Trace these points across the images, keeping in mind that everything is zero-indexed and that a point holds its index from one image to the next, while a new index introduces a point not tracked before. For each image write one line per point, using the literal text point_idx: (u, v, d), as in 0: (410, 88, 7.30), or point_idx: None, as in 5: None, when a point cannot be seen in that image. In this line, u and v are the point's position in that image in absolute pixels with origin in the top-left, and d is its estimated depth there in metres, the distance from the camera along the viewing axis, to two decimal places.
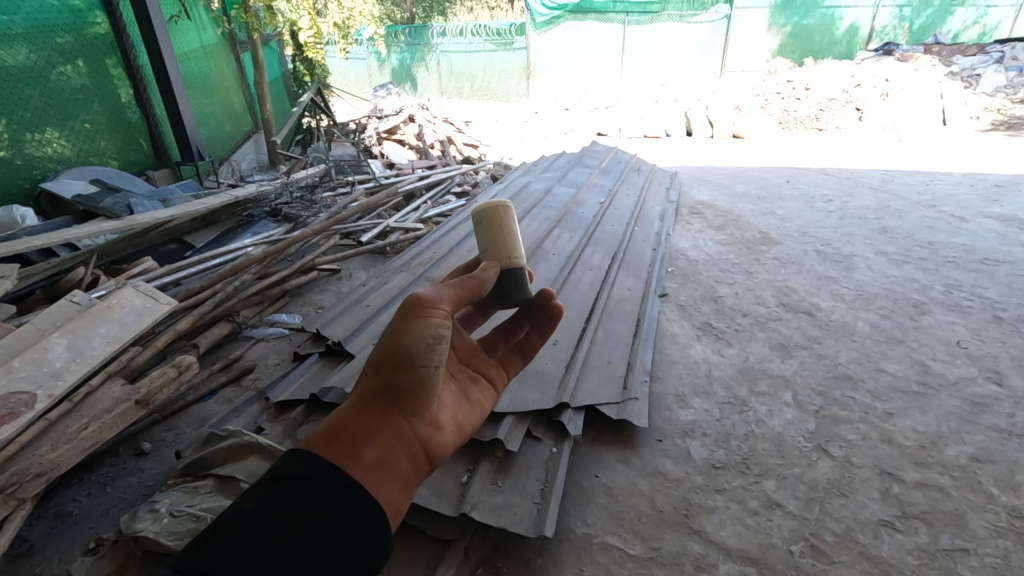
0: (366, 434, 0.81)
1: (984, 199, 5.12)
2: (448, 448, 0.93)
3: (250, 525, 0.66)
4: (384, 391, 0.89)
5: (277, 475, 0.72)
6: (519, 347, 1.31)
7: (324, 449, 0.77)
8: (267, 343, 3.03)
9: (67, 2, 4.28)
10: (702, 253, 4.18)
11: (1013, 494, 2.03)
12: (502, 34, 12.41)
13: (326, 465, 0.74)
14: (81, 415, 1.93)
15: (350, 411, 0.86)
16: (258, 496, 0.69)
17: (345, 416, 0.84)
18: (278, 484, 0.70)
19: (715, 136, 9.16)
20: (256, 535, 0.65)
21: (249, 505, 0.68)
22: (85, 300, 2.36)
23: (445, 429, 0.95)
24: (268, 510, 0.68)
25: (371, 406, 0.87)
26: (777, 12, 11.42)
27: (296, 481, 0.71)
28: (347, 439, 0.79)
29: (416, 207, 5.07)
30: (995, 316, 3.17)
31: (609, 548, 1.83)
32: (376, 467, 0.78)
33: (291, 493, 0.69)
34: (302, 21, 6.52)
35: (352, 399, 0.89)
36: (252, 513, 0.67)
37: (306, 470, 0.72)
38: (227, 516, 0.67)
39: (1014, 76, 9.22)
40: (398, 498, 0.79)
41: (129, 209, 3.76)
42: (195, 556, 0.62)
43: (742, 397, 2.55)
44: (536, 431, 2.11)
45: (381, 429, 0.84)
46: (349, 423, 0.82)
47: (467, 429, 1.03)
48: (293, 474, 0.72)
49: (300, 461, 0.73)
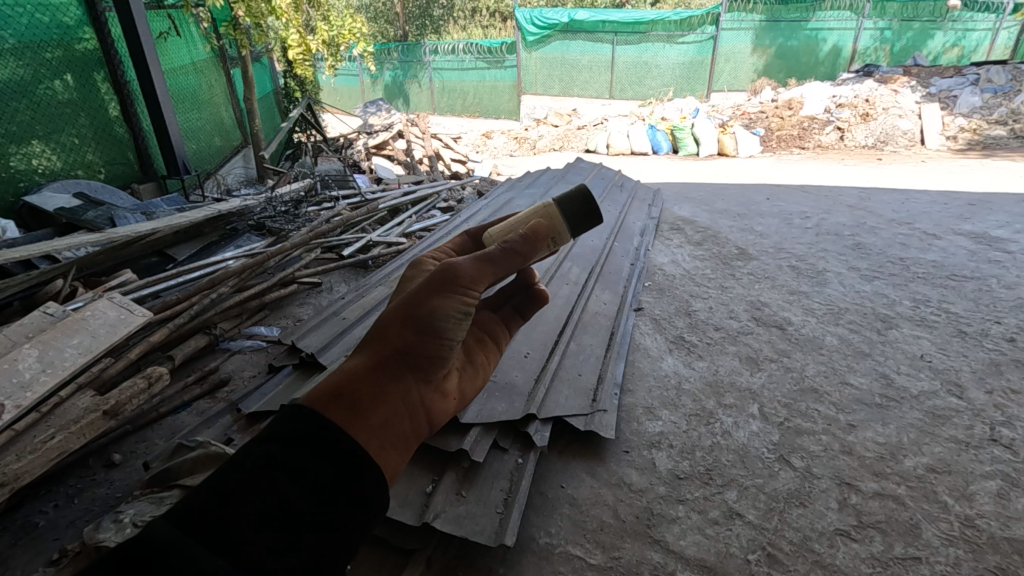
0: (373, 398, 0.81)
1: (957, 217, 5.24)
2: (447, 412, 0.94)
3: (251, 484, 0.68)
4: (403, 353, 0.88)
5: (278, 431, 0.72)
6: (516, 304, 1.27)
7: (329, 411, 0.76)
8: (243, 355, 3.05)
9: (57, 19, 4.35)
10: (679, 268, 4.25)
11: (967, 503, 2.08)
12: (493, 52, 12.53)
13: (329, 427, 0.74)
14: (48, 425, 1.93)
15: (362, 370, 0.84)
16: (257, 453, 0.70)
17: (354, 374, 0.83)
18: (282, 443, 0.71)
19: (700, 153, 9.32)
20: (255, 498, 0.67)
21: (251, 461, 0.69)
22: (60, 312, 2.38)
23: (449, 396, 0.95)
24: (268, 467, 0.69)
25: (386, 365, 0.86)
26: (762, 34, 11.79)
27: (296, 442, 0.72)
28: (353, 401, 0.79)
29: (400, 221, 5.12)
30: (959, 330, 3.24)
31: (570, 558, 1.86)
32: (381, 432, 0.79)
33: (293, 454, 0.71)
34: (292, 37, 6.55)
35: (365, 356, 0.87)
36: (252, 471, 0.69)
37: (309, 430, 0.73)
38: (227, 472, 0.69)
39: (989, 97, 9.52)
40: (395, 461, 0.81)
41: (111, 222, 3.78)
42: (204, 512, 0.65)
43: (709, 409, 2.60)
44: (502, 441, 2.14)
45: (390, 393, 0.83)
46: (358, 381, 0.82)
47: (470, 397, 1.04)
48: (295, 434, 0.72)
49: (303, 420, 0.74)
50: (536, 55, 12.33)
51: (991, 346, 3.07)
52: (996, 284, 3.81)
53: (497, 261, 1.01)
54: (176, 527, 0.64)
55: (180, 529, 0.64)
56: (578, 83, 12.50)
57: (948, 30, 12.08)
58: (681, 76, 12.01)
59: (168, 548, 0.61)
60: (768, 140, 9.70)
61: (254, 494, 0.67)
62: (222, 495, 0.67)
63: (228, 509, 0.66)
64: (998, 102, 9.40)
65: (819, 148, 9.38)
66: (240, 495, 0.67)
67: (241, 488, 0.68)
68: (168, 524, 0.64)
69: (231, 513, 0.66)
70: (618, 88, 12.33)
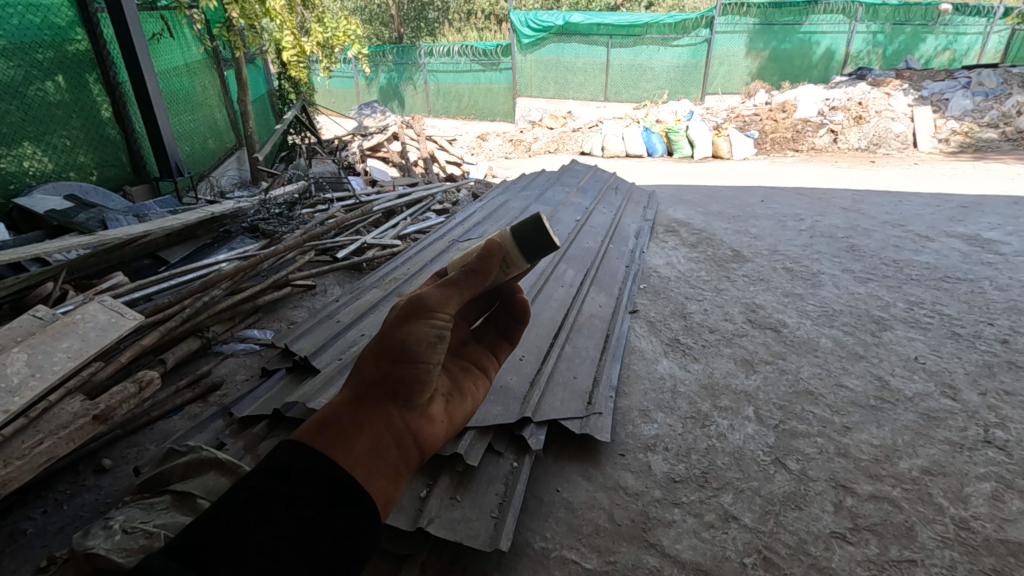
0: (357, 425, 0.80)
1: (950, 219, 5.26)
2: (437, 439, 0.92)
3: (248, 514, 0.71)
4: (381, 381, 0.87)
5: (269, 463, 0.74)
6: (499, 328, 1.28)
7: (316, 442, 0.77)
8: (236, 359, 3.03)
9: (48, 20, 4.31)
10: (674, 270, 4.25)
11: (961, 505, 2.08)
12: (488, 55, 12.36)
13: (317, 457, 0.75)
14: (36, 430, 1.89)
15: (344, 403, 0.84)
16: (250, 485, 0.73)
17: (336, 408, 0.83)
18: (272, 475, 0.73)
19: (694, 155, 9.35)
20: (251, 527, 0.70)
21: (244, 494, 0.72)
22: (49, 315, 2.35)
23: (437, 421, 0.94)
24: (261, 499, 0.71)
25: (365, 395, 0.85)
26: (756, 37, 11.91)
27: (286, 472, 0.73)
28: (337, 431, 0.79)
29: (395, 223, 5.10)
30: (953, 332, 3.25)
31: (565, 562, 1.85)
32: (367, 457, 0.78)
33: (283, 485, 0.72)
34: (286, 39, 6.52)
35: (347, 389, 0.87)
36: (245, 503, 0.71)
37: (301, 463, 0.74)
38: (224, 502, 0.72)
39: (980, 100, 9.59)
40: (387, 487, 0.79)
41: (103, 225, 3.71)
42: (203, 544, 0.69)
43: (705, 411, 2.60)
44: (497, 445, 2.13)
45: (374, 421, 0.82)
46: (341, 414, 0.81)
47: (459, 423, 1.01)
48: (287, 467, 0.74)
49: (293, 453, 0.75)
50: (531, 57, 12.27)
51: (984, 348, 3.08)
52: (989, 286, 3.83)
53: (461, 282, 0.98)
54: (173, 559, 0.67)
55: (179, 561, 0.67)
56: (573, 85, 12.56)
57: (939, 34, 12.25)
58: (676, 79, 12.05)
59: None
60: (762, 142, 9.74)
61: (250, 528, 0.70)
62: (222, 528, 0.70)
63: (224, 544, 0.69)
64: (990, 105, 9.47)
65: (813, 150, 9.41)
66: (234, 529, 0.70)
67: (238, 519, 0.71)
68: (167, 557, 0.67)
69: (225, 546, 0.69)
70: (613, 91, 12.38)
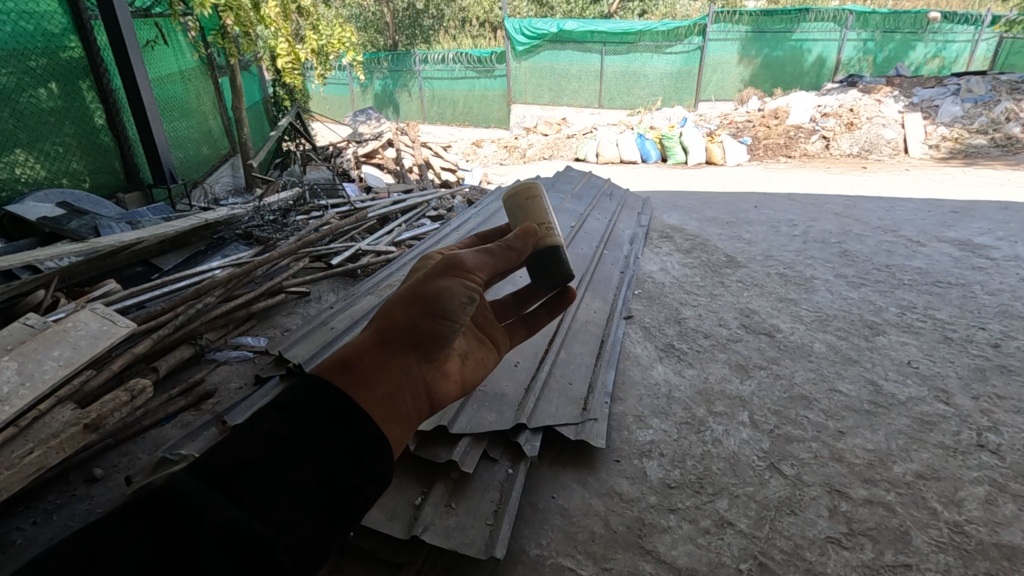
0: (377, 371, 0.87)
1: (941, 224, 5.31)
2: (446, 394, 1.01)
3: (273, 444, 0.74)
4: (407, 331, 0.96)
5: (291, 399, 0.80)
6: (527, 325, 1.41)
7: (337, 380, 0.83)
8: (230, 366, 3.01)
9: (42, 27, 4.30)
10: (669, 276, 4.27)
11: (955, 509, 2.09)
12: (483, 62, 12.56)
13: (335, 398, 0.81)
14: (27, 439, 1.87)
15: (369, 346, 0.91)
16: (275, 418, 0.77)
17: (360, 349, 0.90)
18: (297, 412, 0.78)
19: (688, 161, 9.40)
20: (275, 453, 0.74)
21: (267, 425, 0.76)
22: (40, 323, 2.33)
23: (449, 377, 1.03)
24: (284, 432, 0.76)
25: (389, 343, 0.93)
26: (749, 44, 11.91)
27: (309, 409, 0.78)
28: (357, 372, 0.86)
29: (389, 230, 5.09)
30: (945, 336, 3.28)
31: (561, 570, 1.84)
32: (383, 404, 0.84)
33: (309, 419, 0.78)
34: (280, 46, 6.55)
35: (372, 333, 0.94)
36: (271, 432, 0.75)
37: (318, 399, 0.80)
38: (248, 429, 0.76)
39: (970, 107, 9.69)
40: (398, 432, 0.86)
41: (95, 232, 3.70)
42: (228, 466, 0.72)
43: (700, 417, 2.60)
44: (493, 452, 2.13)
45: (392, 369, 0.90)
46: (365, 357, 0.88)
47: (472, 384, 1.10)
48: (307, 402, 0.79)
49: (314, 389, 0.81)
50: (525, 64, 12.41)
51: (976, 352, 3.11)
52: (980, 290, 3.86)
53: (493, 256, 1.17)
54: (200, 478, 0.70)
55: (203, 480, 0.70)
56: (567, 92, 12.57)
57: (929, 41, 12.35)
58: (669, 86, 12.16)
59: (194, 494, 0.67)
60: (756, 149, 9.82)
61: (273, 453, 0.74)
62: (246, 457, 0.73)
63: (249, 465, 0.72)
64: (979, 111, 9.57)
65: (805, 157, 9.49)
66: (260, 456, 0.73)
67: (263, 449, 0.74)
68: (192, 476, 0.70)
69: (248, 466, 0.72)
70: (607, 98, 12.38)
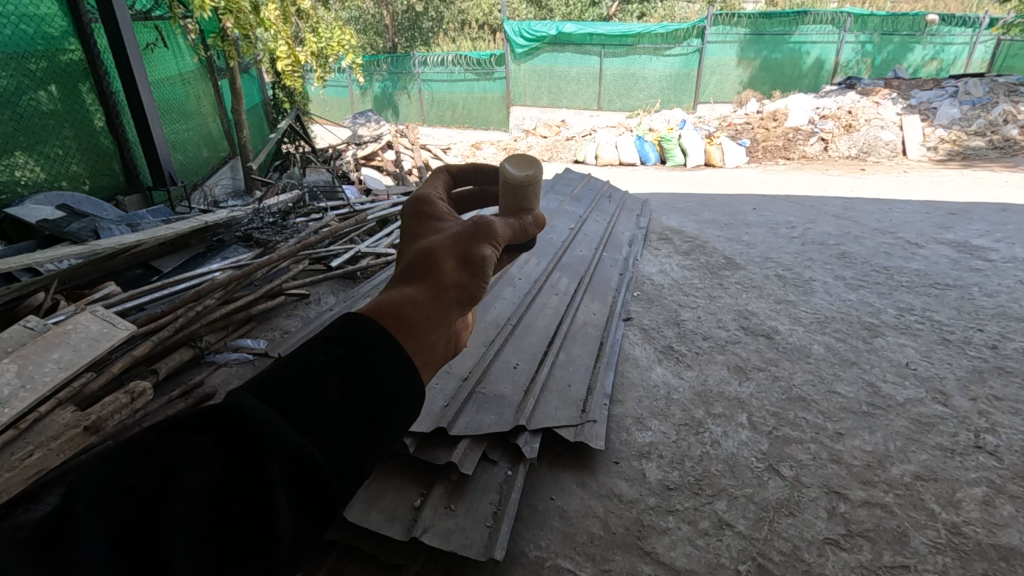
0: (426, 324, 0.68)
1: (939, 226, 5.32)
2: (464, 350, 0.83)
3: (331, 373, 0.59)
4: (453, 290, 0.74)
5: (343, 332, 0.63)
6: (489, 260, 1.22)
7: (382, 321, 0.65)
8: (229, 369, 3.00)
9: (42, 30, 4.31)
10: (667, 277, 4.28)
11: (953, 510, 2.09)
12: (482, 64, 12.55)
13: (379, 334, 0.64)
14: (28, 441, 1.88)
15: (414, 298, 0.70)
16: (330, 350, 0.62)
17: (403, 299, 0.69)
18: (355, 345, 0.62)
19: (687, 163, 9.42)
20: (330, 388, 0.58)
21: (325, 356, 0.61)
22: (40, 325, 2.34)
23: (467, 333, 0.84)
24: (343, 363, 0.60)
25: (438, 297, 0.71)
26: (747, 46, 11.93)
27: (366, 344, 0.62)
28: (406, 321, 0.67)
29: (389, 232, 5.09)
30: (943, 338, 3.29)
31: (560, 571, 1.84)
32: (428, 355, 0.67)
33: (369, 356, 0.62)
34: (280, 49, 6.57)
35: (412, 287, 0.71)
36: (327, 365, 0.60)
37: (374, 337, 0.63)
38: (302, 358, 0.60)
39: (968, 109, 9.71)
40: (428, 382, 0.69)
41: (95, 234, 3.71)
42: (284, 389, 0.57)
43: (698, 419, 2.60)
44: (492, 454, 2.13)
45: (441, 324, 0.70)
46: (414, 308, 0.68)
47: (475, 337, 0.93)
48: (366, 337, 0.63)
49: (368, 328, 0.64)
50: (525, 67, 12.44)
51: (974, 353, 3.11)
52: (978, 292, 3.87)
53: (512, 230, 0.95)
54: (259, 401, 0.56)
55: (260, 403, 0.56)
56: (566, 94, 12.61)
57: (927, 44, 12.38)
58: (668, 88, 12.18)
59: (257, 418, 0.54)
60: (755, 151, 9.82)
61: (329, 385, 0.58)
62: (299, 385, 0.57)
63: (304, 396, 0.57)
64: (977, 114, 9.60)
65: (804, 159, 9.50)
66: (308, 392, 0.57)
67: (318, 379, 0.58)
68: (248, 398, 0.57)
69: (299, 396, 0.57)
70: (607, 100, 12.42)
